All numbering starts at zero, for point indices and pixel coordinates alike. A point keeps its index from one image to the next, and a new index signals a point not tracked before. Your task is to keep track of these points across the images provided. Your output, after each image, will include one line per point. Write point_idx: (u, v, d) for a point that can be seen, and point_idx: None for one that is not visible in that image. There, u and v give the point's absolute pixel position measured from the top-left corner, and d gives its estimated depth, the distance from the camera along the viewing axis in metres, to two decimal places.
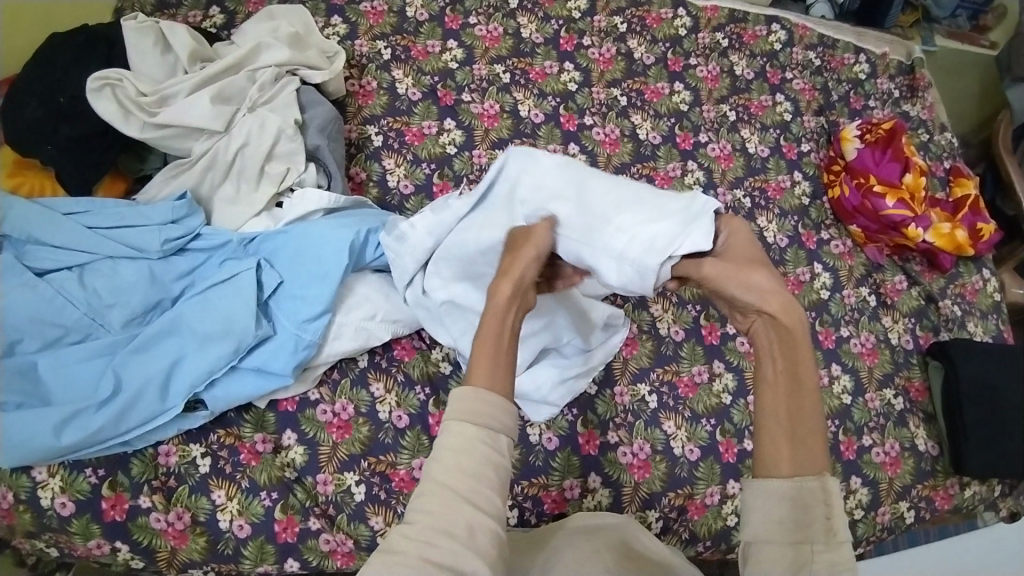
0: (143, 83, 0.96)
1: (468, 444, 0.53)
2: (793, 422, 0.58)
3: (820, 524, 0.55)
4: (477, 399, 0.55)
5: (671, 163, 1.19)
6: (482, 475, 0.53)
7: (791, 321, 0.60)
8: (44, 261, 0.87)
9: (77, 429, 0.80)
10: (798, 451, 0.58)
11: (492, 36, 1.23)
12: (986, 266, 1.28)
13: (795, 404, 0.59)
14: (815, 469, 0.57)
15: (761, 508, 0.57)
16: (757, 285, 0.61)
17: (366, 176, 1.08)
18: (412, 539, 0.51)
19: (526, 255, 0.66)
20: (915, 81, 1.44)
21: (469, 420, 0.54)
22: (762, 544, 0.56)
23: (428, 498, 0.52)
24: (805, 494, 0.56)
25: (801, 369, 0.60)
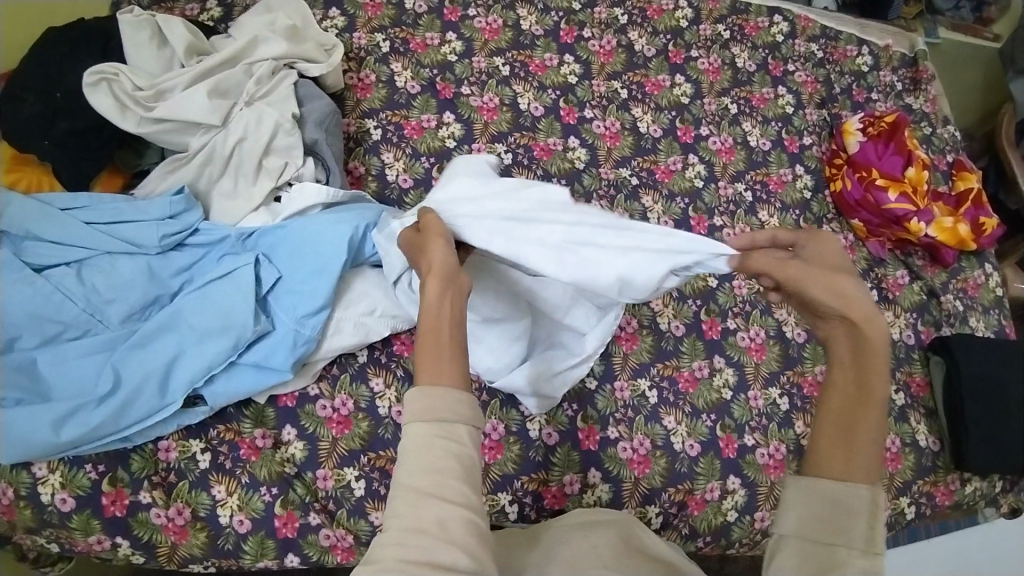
0: (140, 77, 0.95)
1: (428, 443, 0.53)
2: (850, 429, 0.61)
3: (858, 529, 0.57)
4: (434, 395, 0.54)
5: (672, 157, 1.18)
6: (449, 471, 0.52)
7: (867, 334, 0.62)
8: (41, 257, 0.86)
9: (77, 425, 0.80)
10: (852, 458, 0.60)
11: (492, 28, 1.22)
12: (988, 260, 1.28)
13: (856, 414, 0.61)
14: (866, 478, 0.59)
15: (801, 502, 0.59)
16: (845, 293, 0.63)
17: (365, 170, 1.07)
18: (387, 543, 0.50)
19: (440, 250, 0.64)
20: (918, 74, 1.43)
21: (426, 419, 0.53)
22: (794, 537, 0.59)
23: (397, 502, 0.52)
24: (851, 498, 0.58)
25: (871, 381, 0.61)
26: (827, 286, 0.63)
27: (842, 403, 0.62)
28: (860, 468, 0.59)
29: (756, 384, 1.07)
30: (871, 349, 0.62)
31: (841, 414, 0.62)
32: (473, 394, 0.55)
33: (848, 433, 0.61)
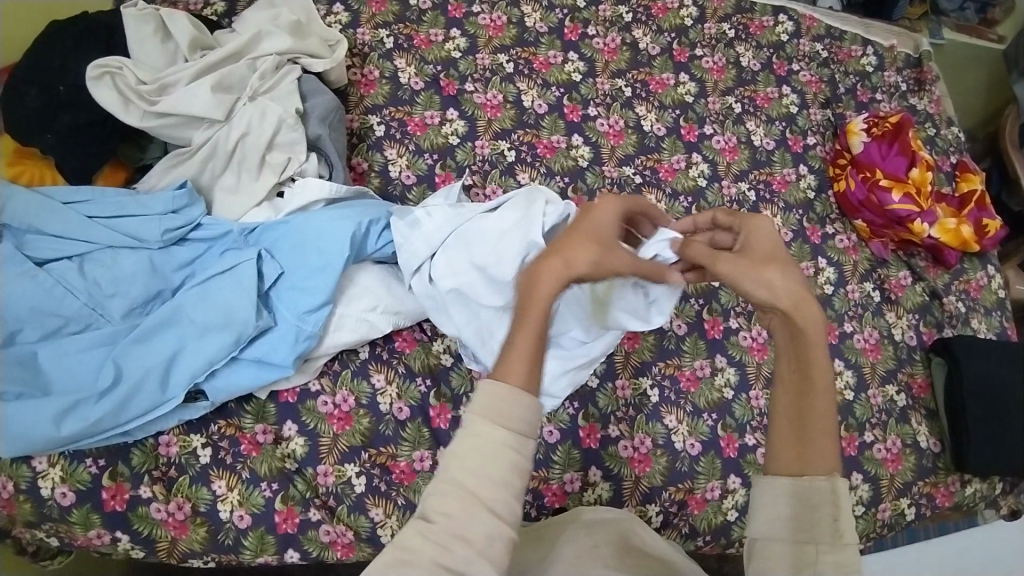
0: (143, 72, 0.95)
1: (496, 448, 0.54)
2: (800, 424, 0.63)
3: (826, 524, 0.59)
4: (512, 400, 0.55)
5: (675, 156, 1.18)
6: (508, 484, 0.54)
7: (805, 324, 0.63)
8: (43, 251, 0.86)
9: (77, 419, 0.80)
10: (807, 452, 0.62)
11: (496, 25, 1.22)
12: (990, 262, 1.28)
13: (804, 406, 0.63)
14: (825, 470, 0.61)
15: (770, 505, 0.61)
16: (772, 284, 0.63)
17: (368, 167, 1.07)
18: (428, 539, 0.52)
19: (591, 250, 0.62)
20: (922, 75, 1.43)
21: (497, 422, 0.55)
22: (766, 542, 0.61)
23: (446, 499, 0.53)
24: (814, 494, 0.60)
25: (813, 372, 0.63)
26: (755, 281, 0.64)
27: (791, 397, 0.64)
28: (817, 462, 0.61)
29: (758, 384, 1.07)
30: (810, 339, 0.63)
31: (792, 410, 0.64)
32: (540, 406, 0.57)
33: (798, 428, 0.63)
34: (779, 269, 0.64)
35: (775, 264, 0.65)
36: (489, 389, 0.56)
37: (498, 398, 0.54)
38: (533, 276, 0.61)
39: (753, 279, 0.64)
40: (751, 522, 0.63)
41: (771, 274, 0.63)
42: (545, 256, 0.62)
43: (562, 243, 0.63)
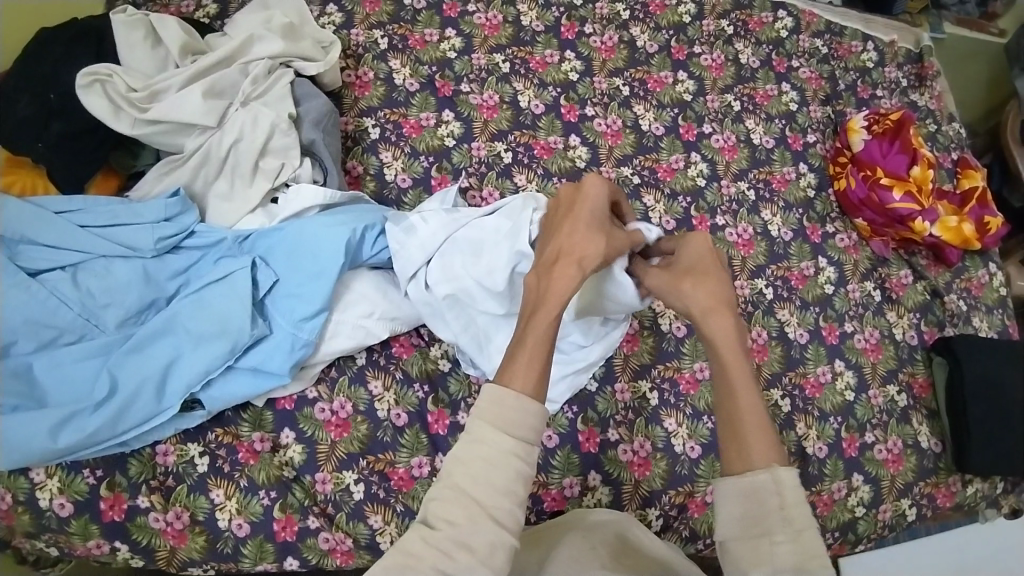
0: (134, 78, 0.93)
1: (500, 456, 0.56)
2: (731, 420, 0.65)
3: (774, 514, 0.59)
4: (515, 407, 0.57)
5: (674, 155, 1.17)
6: (510, 491, 0.55)
7: (718, 323, 0.70)
8: (37, 261, 0.85)
9: (74, 431, 0.79)
10: (740, 446, 0.63)
11: (491, 25, 1.21)
12: (992, 259, 1.27)
13: (732, 401, 0.66)
14: (762, 462, 0.62)
15: (722, 506, 0.62)
16: (684, 293, 0.74)
17: (363, 170, 1.06)
18: (431, 545, 0.53)
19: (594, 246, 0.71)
20: (923, 70, 1.41)
21: (503, 430, 0.56)
22: (729, 543, 0.60)
23: (450, 506, 0.54)
24: (758, 488, 0.60)
25: (731, 368, 0.67)
26: (672, 292, 0.75)
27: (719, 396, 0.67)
28: (753, 454, 0.62)
29: None
30: (723, 337, 0.69)
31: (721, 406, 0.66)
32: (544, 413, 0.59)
33: (731, 425, 0.65)
34: (695, 282, 0.74)
35: (693, 274, 0.75)
36: (496, 395, 0.58)
37: (503, 405, 0.56)
38: (547, 282, 0.67)
39: (672, 290, 0.75)
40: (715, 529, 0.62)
41: (683, 286, 0.74)
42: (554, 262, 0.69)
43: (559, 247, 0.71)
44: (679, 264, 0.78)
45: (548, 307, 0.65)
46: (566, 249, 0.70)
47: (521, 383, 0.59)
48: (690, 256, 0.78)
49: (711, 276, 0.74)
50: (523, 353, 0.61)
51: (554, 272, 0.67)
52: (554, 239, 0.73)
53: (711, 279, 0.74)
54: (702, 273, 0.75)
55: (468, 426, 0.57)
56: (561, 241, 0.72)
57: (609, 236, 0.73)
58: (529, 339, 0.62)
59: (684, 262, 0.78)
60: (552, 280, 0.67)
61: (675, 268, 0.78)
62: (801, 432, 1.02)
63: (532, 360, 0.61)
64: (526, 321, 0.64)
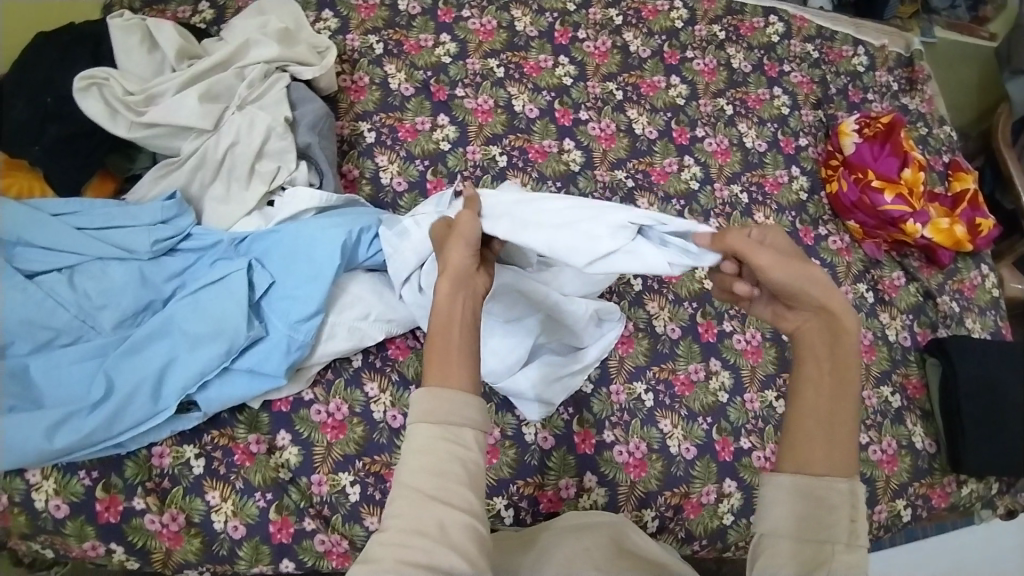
0: (130, 82, 0.94)
1: (432, 444, 0.55)
2: (830, 424, 0.62)
3: (842, 524, 0.58)
4: (434, 397, 0.56)
5: (667, 159, 1.18)
6: (447, 472, 0.54)
7: (843, 323, 0.65)
8: (34, 263, 0.86)
9: (70, 432, 0.79)
10: (832, 452, 0.60)
11: (486, 30, 1.22)
12: (984, 261, 1.28)
13: (836, 405, 0.62)
14: (844, 473, 0.60)
15: (784, 502, 0.59)
16: (822, 281, 0.66)
17: (359, 174, 1.06)
18: (387, 544, 0.52)
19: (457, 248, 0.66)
20: (913, 74, 1.43)
21: (427, 420, 0.56)
22: (777, 536, 0.59)
23: (398, 501, 0.54)
24: (830, 494, 0.59)
25: (847, 372, 0.63)
26: (801, 271, 0.66)
27: (823, 397, 0.63)
28: (836, 462, 0.60)
29: (752, 387, 1.07)
30: (848, 341, 0.65)
31: (824, 407, 0.62)
32: (476, 399, 0.57)
33: (826, 428, 0.61)
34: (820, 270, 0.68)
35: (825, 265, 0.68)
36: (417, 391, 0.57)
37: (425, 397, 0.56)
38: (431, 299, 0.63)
39: (800, 271, 0.66)
40: (760, 518, 0.61)
41: (815, 271, 0.66)
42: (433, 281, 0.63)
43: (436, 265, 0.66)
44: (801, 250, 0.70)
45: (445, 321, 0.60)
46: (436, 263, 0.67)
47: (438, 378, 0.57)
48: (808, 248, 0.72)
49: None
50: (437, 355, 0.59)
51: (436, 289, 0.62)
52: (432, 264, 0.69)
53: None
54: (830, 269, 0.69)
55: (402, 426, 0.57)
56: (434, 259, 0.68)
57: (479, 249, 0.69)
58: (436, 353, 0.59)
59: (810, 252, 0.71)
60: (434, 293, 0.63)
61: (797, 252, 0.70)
62: None
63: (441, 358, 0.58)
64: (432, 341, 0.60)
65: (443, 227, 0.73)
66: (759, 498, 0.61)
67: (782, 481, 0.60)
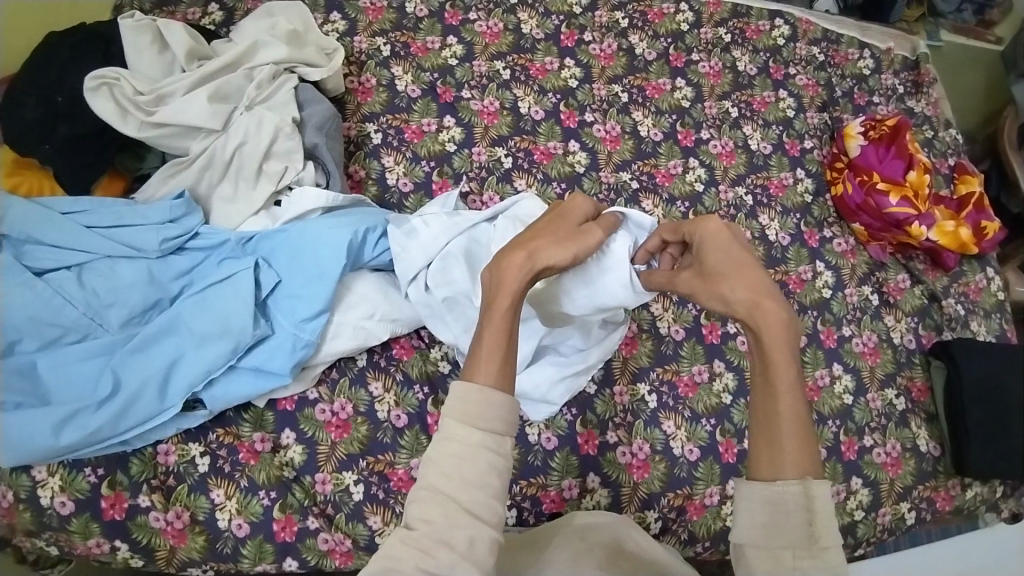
0: (140, 82, 0.95)
1: (470, 450, 0.56)
2: (765, 425, 0.63)
3: (801, 529, 0.59)
4: (479, 401, 0.57)
5: (672, 161, 1.18)
6: (485, 484, 0.56)
7: (763, 324, 0.66)
8: (43, 261, 0.87)
9: (76, 429, 0.80)
10: (777, 454, 0.62)
11: (492, 32, 1.22)
12: (990, 264, 1.27)
13: (767, 405, 0.64)
14: (798, 473, 0.61)
15: (745, 511, 0.61)
16: (725, 297, 0.68)
17: (365, 174, 1.07)
18: (412, 547, 0.54)
19: (551, 243, 0.68)
20: (919, 77, 1.43)
21: (469, 423, 0.57)
22: (748, 546, 0.60)
23: (426, 505, 0.55)
24: (786, 498, 0.60)
25: (774, 370, 0.64)
26: (710, 297, 0.70)
27: (757, 398, 0.65)
28: (788, 465, 0.61)
29: None
30: (769, 339, 0.65)
31: (759, 410, 0.65)
32: (513, 402, 0.59)
33: (768, 430, 0.63)
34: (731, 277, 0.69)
35: (731, 271, 0.69)
36: (462, 391, 0.58)
37: (469, 398, 0.57)
38: (498, 273, 0.64)
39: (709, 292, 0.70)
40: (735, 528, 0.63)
41: (722, 288, 0.69)
42: (505, 254, 0.66)
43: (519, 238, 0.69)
44: (705, 262, 0.72)
45: (501, 303, 0.62)
46: (524, 239, 0.68)
47: (485, 375, 0.59)
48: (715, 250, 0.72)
49: (751, 269, 0.69)
50: (485, 347, 0.61)
51: (503, 262, 0.64)
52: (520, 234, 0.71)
53: (754, 273, 0.69)
54: (743, 268, 0.69)
55: (439, 425, 0.58)
56: (525, 234, 0.70)
57: (577, 237, 0.71)
58: (485, 339, 0.61)
59: (715, 260, 0.71)
60: (503, 270, 0.64)
61: (705, 268, 0.72)
62: None
63: (492, 353, 0.60)
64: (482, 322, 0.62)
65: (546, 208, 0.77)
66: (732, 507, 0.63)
67: (740, 491, 0.62)
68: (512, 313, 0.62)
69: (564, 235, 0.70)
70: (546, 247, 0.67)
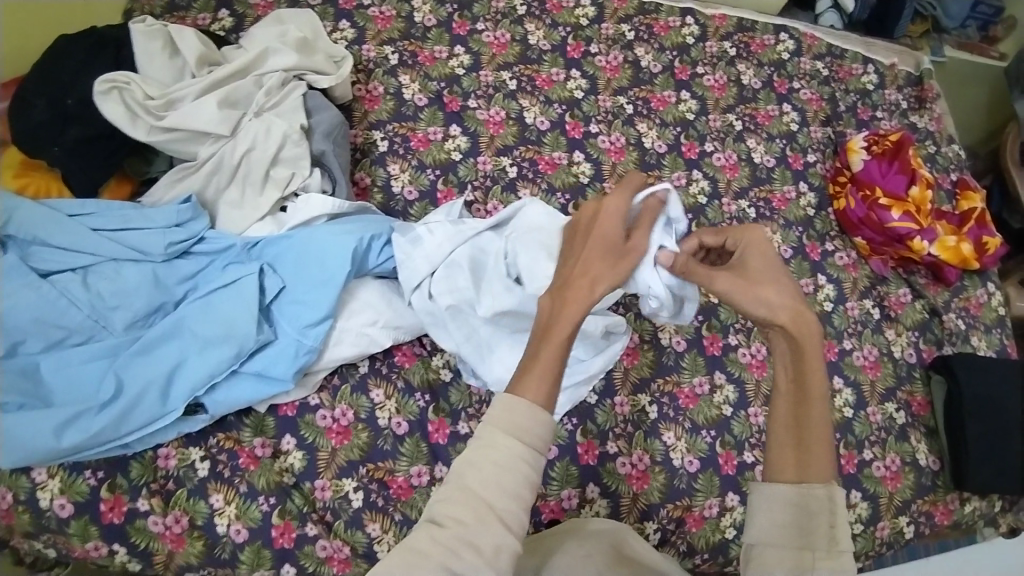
0: (151, 87, 0.96)
1: (510, 459, 0.56)
2: (798, 431, 0.68)
3: (823, 531, 0.63)
4: (525, 415, 0.58)
5: (676, 172, 1.19)
6: (519, 495, 0.56)
7: (804, 337, 0.70)
8: (48, 263, 0.87)
9: (79, 430, 0.80)
10: (804, 458, 0.66)
11: (499, 43, 1.23)
12: (991, 279, 1.28)
13: (800, 414, 0.68)
14: (824, 479, 0.65)
15: (765, 510, 0.65)
16: (770, 302, 0.72)
17: (370, 182, 1.08)
18: (438, 543, 0.54)
19: (596, 258, 0.70)
20: (923, 93, 1.44)
21: (514, 435, 0.57)
22: (766, 546, 0.64)
23: (460, 505, 0.55)
24: (810, 501, 0.64)
25: (808, 380, 0.70)
26: (752, 297, 0.73)
27: (788, 404, 0.70)
28: (814, 469, 0.65)
29: (757, 402, 1.07)
30: (806, 348, 0.70)
31: (788, 417, 0.69)
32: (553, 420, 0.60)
33: (797, 437, 0.67)
34: (768, 285, 0.73)
35: (766, 281, 0.74)
36: (507, 402, 0.59)
37: (513, 408, 0.57)
38: (558, 305, 0.66)
39: (747, 292, 0.73)
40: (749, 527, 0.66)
41: (768, 294, 0.72)
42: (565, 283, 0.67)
43: (571, 264, 0.70)
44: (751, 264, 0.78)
45: (560, 328, 0.64)
46: (579, 266, 0.69)
47: (535, 393, 0.59)
48: (757, 259, 0.77)
49: (786, 281, 0.74)
50: (536, 366, 0.61)
51: (566, 296, 0.66)
52: (573, 255, 0.72)
53: (787, 284, 0.74)
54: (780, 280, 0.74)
55: (479, 431, 0.58)
56: (577, 261, 0.70)
57: (622, 250, 0.72)
58: (543, 356, 0.62)
59: (755, 265, 0.77)
60: (564, 302, 0.66)
61: (746, 271, 0.76)
62: None
63: (546, 371, 0.61)
64: (540, 341, 0.63)
65: (580, 211, 0.77)
66: (748, 507, 0.67)
67: (760, 493, 0.66)
68: (570, 339, 0.63)
69: (609, 256, 0.70)
70: (604, 274, 0.68)
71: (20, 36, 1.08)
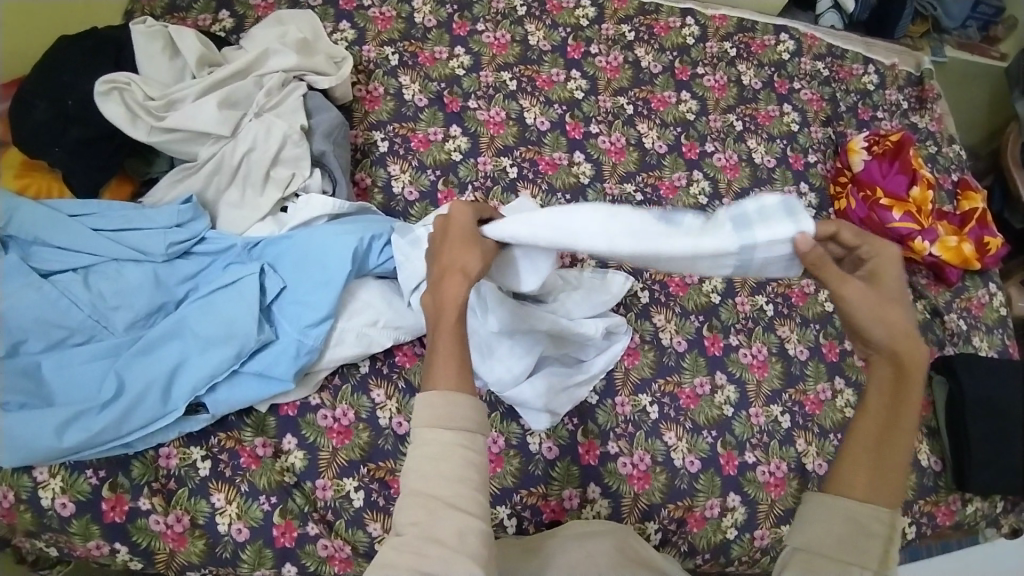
0: (151, 88, 0.96)
1: (445, 449, 0.56)
2: (878, 445, 0.63)
3: (877, 551, 0.59)
4: (449, 403, 0.57)
5: (676, 173, 1.19)
6: (466, 479, 0.55)
7: (911, 367, 0.63)
8: (49, 262, 0.88)
9: (79, 430, 0.80)
10: (876, 479, 0.62)
11: (499, 43, 1.24)
12: (992, 279, 1.27)
13: (884, 436, 0.63)
14: (886, 500, 0.61)
15: (817, 517, 0.62)
16: (893, 323, 0.63)
17: (371, 182, 1.08)
18: (405, 551, 0.53)
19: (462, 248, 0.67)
20: (924, 93, 1.44)
21: (439, 425, 0.56)
22: (810, 553, 0.61)
23: (414, 508, 0.54)
24: (870, 520, 0.60)
25: (906, 409, 0.63)
26: (876, 314, 0.64)
27: (875, 426, 0.64)
28: (881, 490, 0.61)
29: (757, 402, 1.06)
30: (910, 377, 0.63)
31: (868, 439, 0.64)
32: (478, 400, 0.59)
33: (874, 455, 0.63)
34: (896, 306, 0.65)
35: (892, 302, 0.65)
36: (426, 400, 0.58)
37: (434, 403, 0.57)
38: (438, 292, 0.64)
39: (876, 311, 0.64)
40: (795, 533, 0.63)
41: (893, 314, 0.64)
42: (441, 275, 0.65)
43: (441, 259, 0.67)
44: (882, 292, 0.66)
45: (447, 317, 0.62)
46: (446, 258, 0.67)
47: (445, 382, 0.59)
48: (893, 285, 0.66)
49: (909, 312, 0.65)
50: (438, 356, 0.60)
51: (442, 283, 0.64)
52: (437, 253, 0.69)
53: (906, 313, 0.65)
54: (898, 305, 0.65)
55: (411, 435, 0.57)
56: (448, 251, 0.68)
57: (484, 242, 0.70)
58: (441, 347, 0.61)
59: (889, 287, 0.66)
60: (444, 287, 0.64)
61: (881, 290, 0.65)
62: (801, 448, 1.05)
63: (447, 358, 0.60)
64: (434, 333, 0.62)
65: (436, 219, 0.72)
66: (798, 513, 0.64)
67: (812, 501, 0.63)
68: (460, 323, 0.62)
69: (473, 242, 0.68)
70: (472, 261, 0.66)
71: (14, 37, 1.07)
